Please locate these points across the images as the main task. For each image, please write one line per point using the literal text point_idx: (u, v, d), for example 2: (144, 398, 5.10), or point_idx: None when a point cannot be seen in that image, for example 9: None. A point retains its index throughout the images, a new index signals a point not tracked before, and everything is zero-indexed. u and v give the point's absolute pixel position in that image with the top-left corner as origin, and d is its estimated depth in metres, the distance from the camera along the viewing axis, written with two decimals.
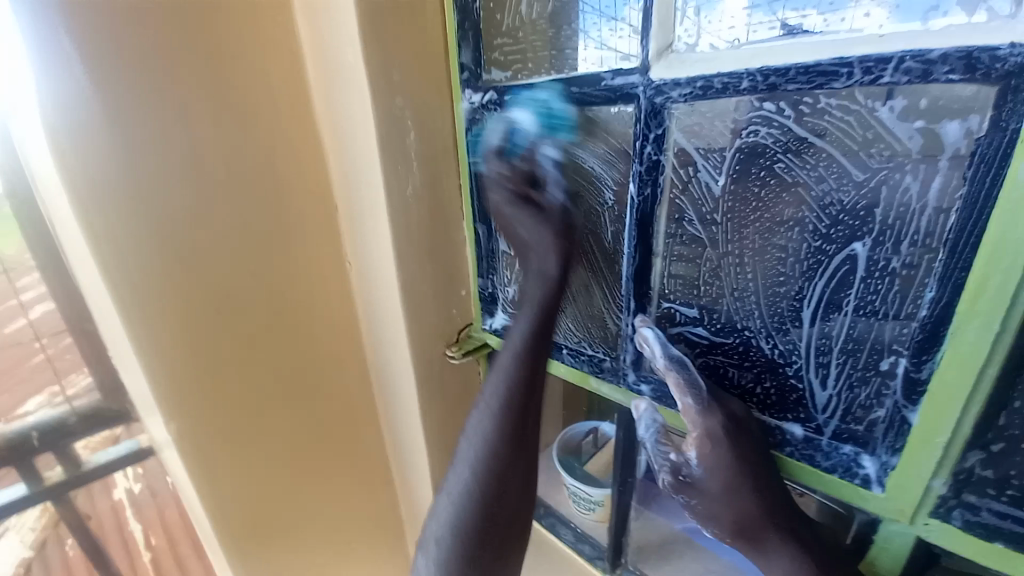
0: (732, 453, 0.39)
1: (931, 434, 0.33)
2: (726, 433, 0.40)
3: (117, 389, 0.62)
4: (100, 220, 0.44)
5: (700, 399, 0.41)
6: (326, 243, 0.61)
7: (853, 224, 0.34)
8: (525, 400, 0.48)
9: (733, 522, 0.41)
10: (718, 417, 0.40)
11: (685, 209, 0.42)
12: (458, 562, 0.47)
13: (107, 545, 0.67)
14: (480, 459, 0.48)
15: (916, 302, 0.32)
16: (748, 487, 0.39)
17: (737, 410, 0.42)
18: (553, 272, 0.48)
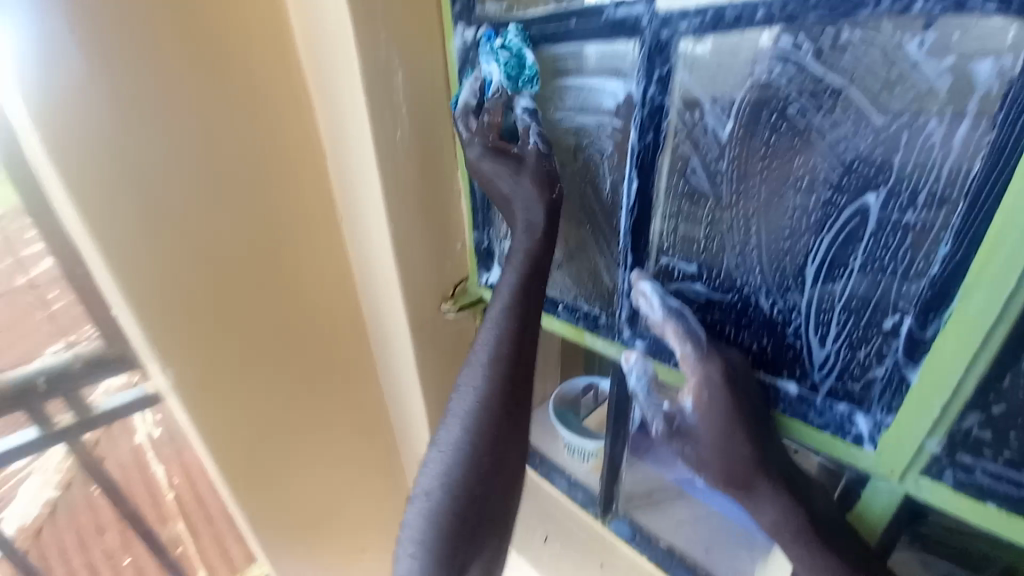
0: (729, 401, 0.39)
1: (929, 394, 0.32)
2: (725, 381, 0.39)
3: (118, 336, 0.64)
4: (81, 169, 0.42)
5: (698, 346, 0.41)
6: (316, 194, 0.59)
7: (867, 174, 0.32)
8: (514, 357, 0.47)
9: (725, 470, 0.41)
10: (717, 365, 0.39)
11: (689, 158, 0.40)
12: (450, 520, 0.45)
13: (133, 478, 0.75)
14: (473, 412, 0.47)
15: (928, 258, 0.31)
16: (743, 436, 0.39)
17: (736, 359, 0.41)
18: (540, 226, 0.47)
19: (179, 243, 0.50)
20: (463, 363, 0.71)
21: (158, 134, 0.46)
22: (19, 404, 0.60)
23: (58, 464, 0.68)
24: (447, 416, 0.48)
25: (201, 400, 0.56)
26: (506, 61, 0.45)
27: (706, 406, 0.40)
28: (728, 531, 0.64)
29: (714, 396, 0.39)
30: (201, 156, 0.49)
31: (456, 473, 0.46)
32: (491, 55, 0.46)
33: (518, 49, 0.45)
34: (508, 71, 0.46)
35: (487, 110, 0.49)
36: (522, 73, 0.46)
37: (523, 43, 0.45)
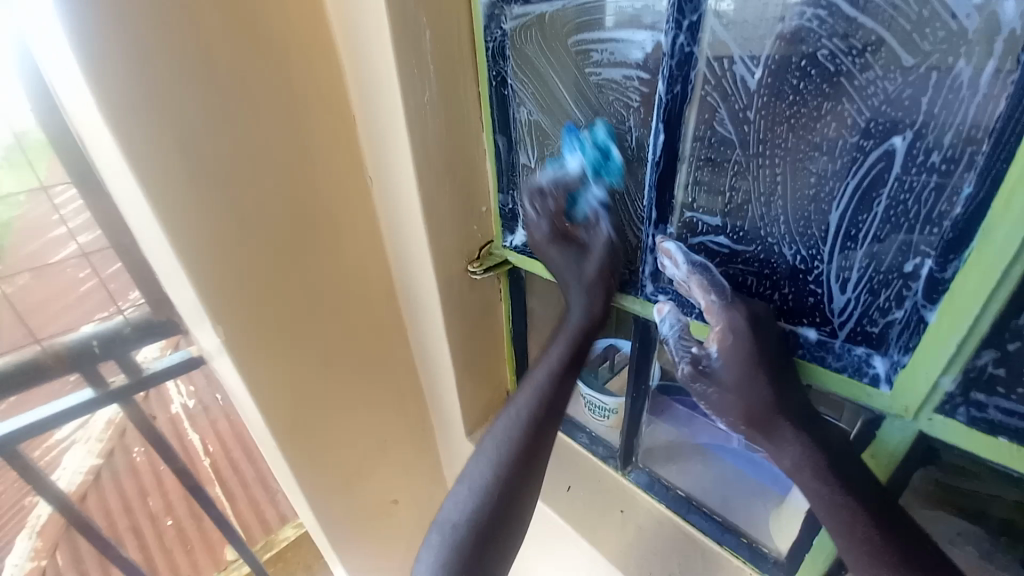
0: (754, 345, 0.41)
1: (947, 332, 0.33)
2: (749, 328, 0.41)
3: (163, 302, 0.68)
4: (137, 134, 0.43)
5: (723, 295, 0.42)
6: (348, 158, 0.61)
7: (895, 117, 0.33)
8: (564, 378, 0.55)
9: (745, 411, 0.43)
10: (740, 313, 0.42)
11: (717, 108, 0.40)
12: (492, 504, 0.50)
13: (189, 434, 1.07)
14: (524, 414, 0.54)
15: (951, 200, 0.31)
16: (765, 378, 0.41)
17: (759, 308, 0.42)
18: (597, 314, 0.54)
19: (217, 206, 0.51)
20: (488, 326, 0.74)
21: (199, 96, 0.47)
22: (75, 366, 0.64)
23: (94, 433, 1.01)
24: (502, 415, 0.55)
25: (250, 359, 0.60)
26: (590, 154, 0.52)
27: (730, 351, 0.42)
28: (743, 483, 0.67)
29: (739, 340, 0.41)
30: (238, 122, 0.50)
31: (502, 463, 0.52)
32: (577, 146, 0.53)
33: (606, 145, 0.50)
34: (592, 164, 0.52)
35: (553, 192, 0.55)
36: (603, 166, 0.52)
37: (609, 138, 0.50)
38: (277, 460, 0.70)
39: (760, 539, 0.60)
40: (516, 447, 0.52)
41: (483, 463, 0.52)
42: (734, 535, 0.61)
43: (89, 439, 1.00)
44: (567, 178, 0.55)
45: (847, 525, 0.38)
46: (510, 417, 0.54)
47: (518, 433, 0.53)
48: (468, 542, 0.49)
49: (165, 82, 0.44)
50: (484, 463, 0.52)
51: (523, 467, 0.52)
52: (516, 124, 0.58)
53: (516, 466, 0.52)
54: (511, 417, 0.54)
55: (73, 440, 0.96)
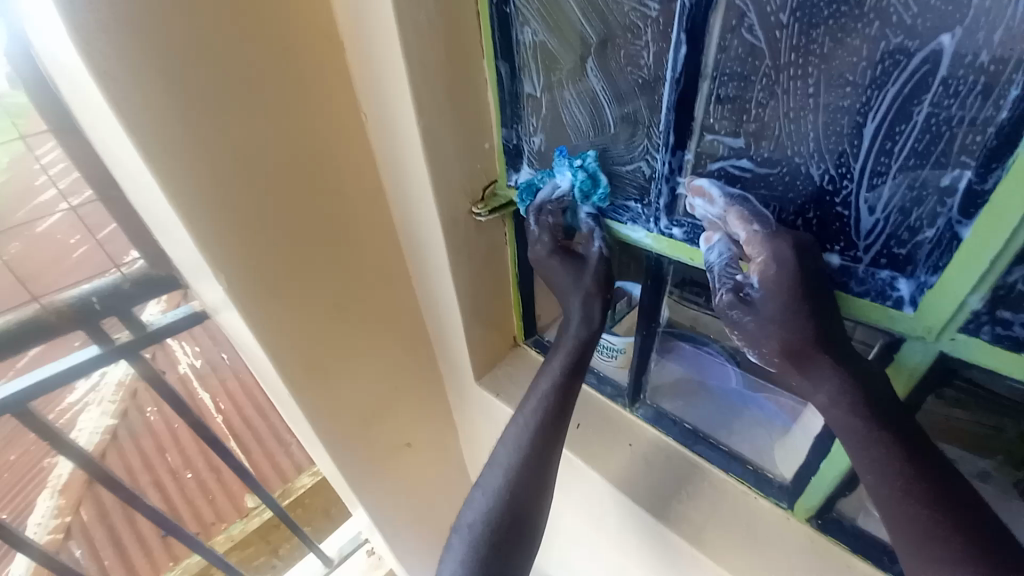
0: (802, 275, 0.39)
1: (982, 247, 0.32)
2: (795, 258, 0.39)
3: (159, 256, 0.67)
4: (116, 68, 0.40)
5: (766, 224, 0.41)
6: (338, 92, 0.57)
7: (946, 10, 0.30)
8: (566, 387, 0.57)
9: (784, 343, 0.41)
10: (785, 242, 0.40)
11: (745, 11, 0.37)
12: (502, 506, 0.54)
13: (196, 404, 1.11)
14: (531, 422, 0.56)
15: (998, 104, 0.29)
16: (807, 309, 0.40)
17: (807, 239, 0.40)
18: (598, 320, 0.59)
19: (207, 145, 0.48)
20: (494, 271, 0.73)
21: (171, 17, 0.42)
22: (79, 324, 0.63)
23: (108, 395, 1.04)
24: (512, 421, 0.58)
25: (255, 308, 0.59)
26: (577, 177, 0.55)
27: (775, 282, 0.40)
28: (748, 415, 0.69)
29: (787, 271, 0.39)
30: (221, 50, 0.46)
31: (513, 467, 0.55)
32: (569, 168, 0.55)
33: (594, 171, 0.54)
34: (580, 185, 0.55)
35: (548, 213, 0.58)
36: (590, 189, 0.55)
37: (597, 163, 0.54)
38: (292, 408, 0.71)
39: (765, 466, 0.62)
40: (523, 462, 0.55)
41: (498, 472, 0.56)
42: (740, 463, 0.63)
43: (103, 401, 1.03)
44: (560, 199, 0.57)
45: (886, 460, 0.38)
46: (518, 428, 0.57)
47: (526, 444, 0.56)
48: (487, 540, 0.53)
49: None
50: (498, 467, 0.56)
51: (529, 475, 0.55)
52: (519, 48, 0.53)
53: (524, 474, 0.55)
54: (519, 430, 0.57)
55: (87, 402, 0.99)
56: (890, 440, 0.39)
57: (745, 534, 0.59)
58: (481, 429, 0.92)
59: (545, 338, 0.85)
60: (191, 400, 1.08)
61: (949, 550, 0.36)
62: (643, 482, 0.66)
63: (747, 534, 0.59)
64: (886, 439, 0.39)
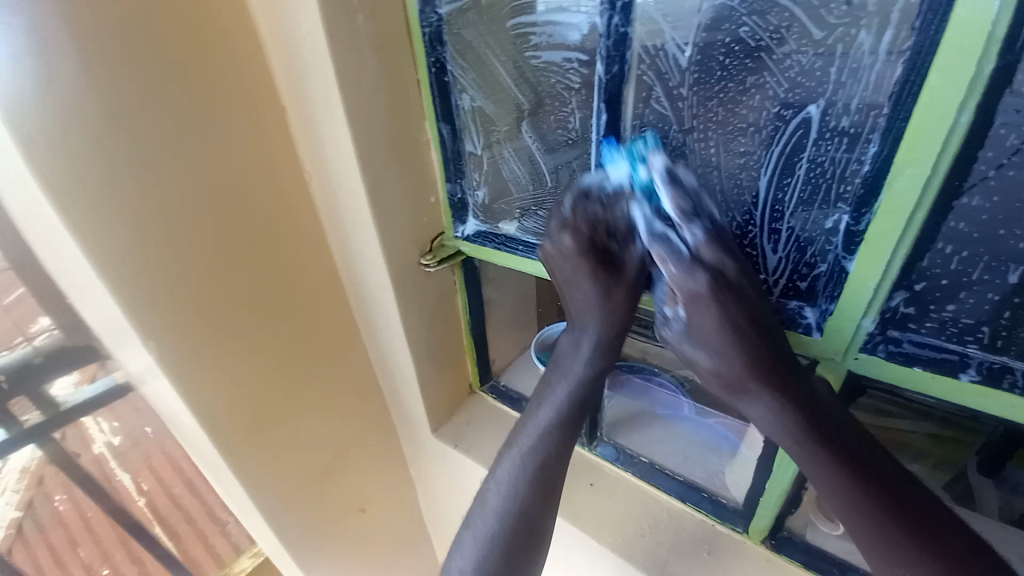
0: (716, 308, 0.39)
1: (865, 277, 0.37)
2: (711, 292, 0.39)
3: (77, 325, 0.62)
4: (41, 138, 0.39)
5: (680, 262, 0.40)
6: (282, 152, 0.58)
7: (810, 86, 0.37)
8: (573, 416, 0.51)
9: (713, 371, 0.42)
10: (703, 277, 0.39)
11: (652, 85, 0.43)
12: (498, 550, 0.49)
13: (120, 487, 1.00)
14: (531, 453, 0.51)
15: (861, 158, 0.35)
16: (732, 340, 0.40)
17: (729, 269, 0.39)
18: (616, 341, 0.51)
19: (143, 208, 0.47)
20: (446, 318, 0.73)
21: (110, 89, 0.42)
22: None
23: (15, 484, 0.87)
24: (508, 451, 0.53)
25: (190, 374, 0.55)
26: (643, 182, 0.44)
27: (692, 314, 0.41)
28: (699, 440, 0.72)
29: (703, 307, 0.40)
30: (159, 119, 0.46)
31: (512, 499, 0.50)
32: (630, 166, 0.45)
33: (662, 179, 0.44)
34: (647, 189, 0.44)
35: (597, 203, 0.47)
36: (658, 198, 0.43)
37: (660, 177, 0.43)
38: (230, 480, 0.65)
39: (719, 492, 0.64)
40: (525, 484, 0.50)
41: (501, 489, 0.51)
42: (696, 492, 0.65)
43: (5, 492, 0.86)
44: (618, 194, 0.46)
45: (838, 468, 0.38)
46: (514, 462, 0.51)
47: (533, 462, 0.50)
48: None
49: (83, 68, 0.40)
50: (492, 503, 0.51)
51: (525, 510, 0.50)
52: (459, 111, 0.57)
53: (526, 505, 0.50)
54: (515, 462, 0.51)
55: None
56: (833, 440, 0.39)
57: (706, 563, 0.60)
58: (440, 483, 0.88)
59: (501, 382, 0.85)
60: (110, 483, 0.96)
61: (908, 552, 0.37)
62: (607, 521, 0.66)
63: (709, 562, 0.60)
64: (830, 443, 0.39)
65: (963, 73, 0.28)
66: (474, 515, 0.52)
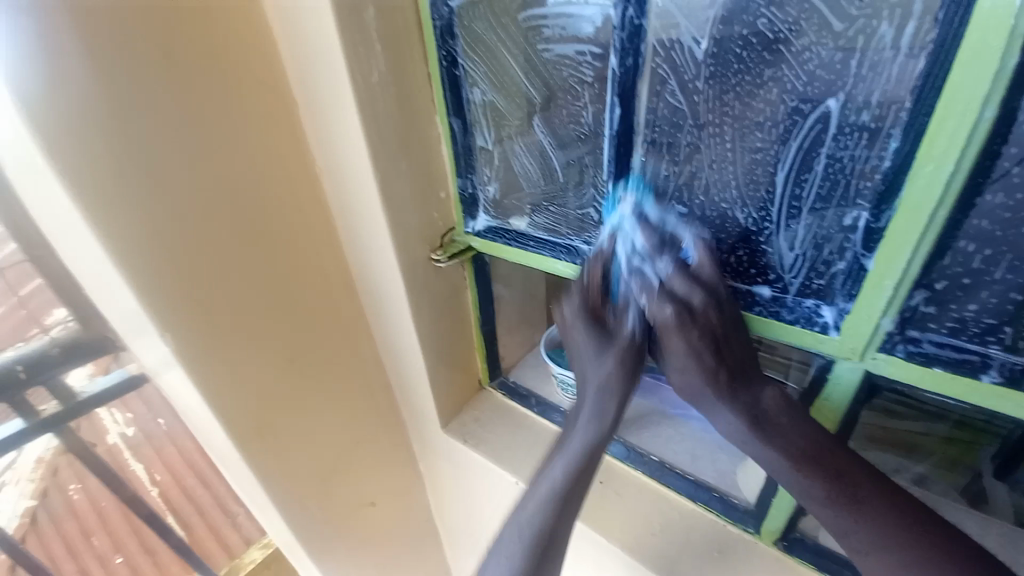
0: (682, 339, 0.44)
1: (884, 274, 0.36)
2: (677, 321, 0.44)
3: (94, 317, 0.64)
4: (61, 136, 0.40)
5: (651, 297, 0.46)
6: (293, 148, 0.58)
7: (829, 79, 0.36)
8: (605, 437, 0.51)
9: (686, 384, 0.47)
10: (668, 310, 0.44)
11: (667, 78, 0.43)
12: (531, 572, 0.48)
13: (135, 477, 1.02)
14: (564, 475, 0.50)
15: (881, 154, 0.34)
16: (700, 361, 0.44)
17: (695, 301, 0.43)
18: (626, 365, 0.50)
19: (157, 203, 0.47)
20: (455, 314, 0.73)
21: (125, 86, 0.43)
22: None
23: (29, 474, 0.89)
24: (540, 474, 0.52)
25: (203, 367, 0.56)
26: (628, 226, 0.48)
27: (664, 342, 0.46)
28: (709, 439, 0.72)
29: (671, 337, 0.45)
30: (174, 116, 0.47)
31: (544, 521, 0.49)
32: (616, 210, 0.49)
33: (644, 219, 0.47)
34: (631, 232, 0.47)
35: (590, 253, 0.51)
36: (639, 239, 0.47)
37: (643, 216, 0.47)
38: (242, 471, 0.66)
39: (728, 491, 0.64)
40: (557, 506, 0.49)
41: (534, 510, 0.50)
42: (706, 491, 0.65)
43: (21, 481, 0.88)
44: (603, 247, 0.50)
45: (823, 489, 0.42)
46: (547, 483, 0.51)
47: (565, 482, 0.50)
48: None
49: (99, 65, 0.41)
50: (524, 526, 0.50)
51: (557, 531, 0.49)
52: (470, 106, 0.57)
53: (558, 525, 0.49)
54: (547, 485, 0.51)
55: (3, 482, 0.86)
56: (817, 467, 0.42)
57: (716, 563, 0.59)
58: (448, 478, 0.89)
59: (510, 379, 0.85)
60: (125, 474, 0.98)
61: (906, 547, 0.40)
62: (615, 518, 0.66)
63: (718, 561, 0.59)
64: (815, 467, 0.42)
65: (986, 66, 0.27)
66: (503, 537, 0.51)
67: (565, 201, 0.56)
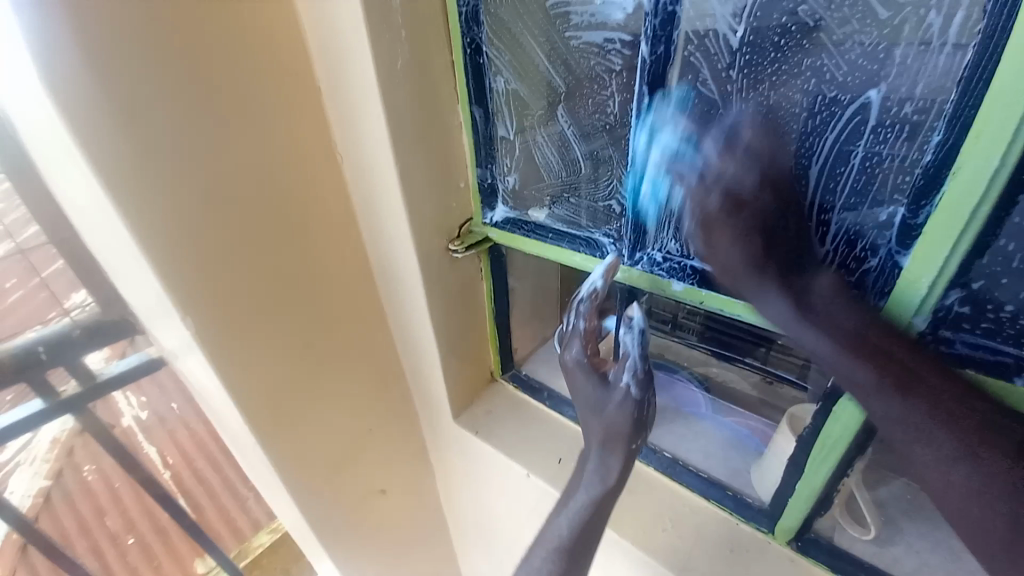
0: (728, 236, 0.43)
1: (921, 272, 0.35)
2: (721, 215, 0.43)
3: (114, 299, 0.64)
4: (88, 117, 0.40)
5: (692, 190, 0.44)
6: (314, 134, 0.58)
7: (871, 70, 0.35)
8: (625, 468, 0.53)
9: (726, 277, 0.44)
10: (715, 196, 0.43)
11: (699, 68, 0.42)
12: None
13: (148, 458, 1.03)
14: (581, 510, 0.53)
15: (923, 148, 0.33)
16: (751, 253, 0.42)
17: (745, 189, 0.41)
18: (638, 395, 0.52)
19: (181, 186, 0.48)
20: (470, 305, 0.73)
21: (151, 67, 0.43)
22: (23, 376, 0.59)
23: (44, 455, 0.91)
24: (561, 509, 0.56)
25: (221, 351, 0.56)
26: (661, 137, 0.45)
27: (711, 240, 0.44)
28: (722, 439, 0.71)
29: (716, 233, 0.43)
30: (194, 99, 0.46)
31: (562, 552, 0.53)
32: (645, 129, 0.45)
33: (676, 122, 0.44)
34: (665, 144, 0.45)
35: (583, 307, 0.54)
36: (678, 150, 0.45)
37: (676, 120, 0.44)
38: (256, 456, 0.67)
39: (743, 489, 0.63)
40: (574, 535, 0.53)
41: (552, 542, 0.54)
42: (720, 489, 0.64)
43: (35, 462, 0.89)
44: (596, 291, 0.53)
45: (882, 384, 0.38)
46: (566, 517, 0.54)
47: (581, 516, 0.53)
48: None
49: (129, 45, 0.41)
50: (546, 554, 0.54)
51: (573, 560, 0.53)
52: (493, 95, 0.56)
53: (575, 556, 0.53)
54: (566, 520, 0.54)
55: (17, 461, 0.86)
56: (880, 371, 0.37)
57: (728, 560, 0.59)
58: (458, 468, 0.89)
59: (522, 372, 0.85)
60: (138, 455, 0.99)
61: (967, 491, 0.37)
62: (626, 514, 0.66)
63: (731, 559, 0.59)
64: (872, 365, 0.38)
65: None
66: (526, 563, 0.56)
67: (588, 192, 0.55)
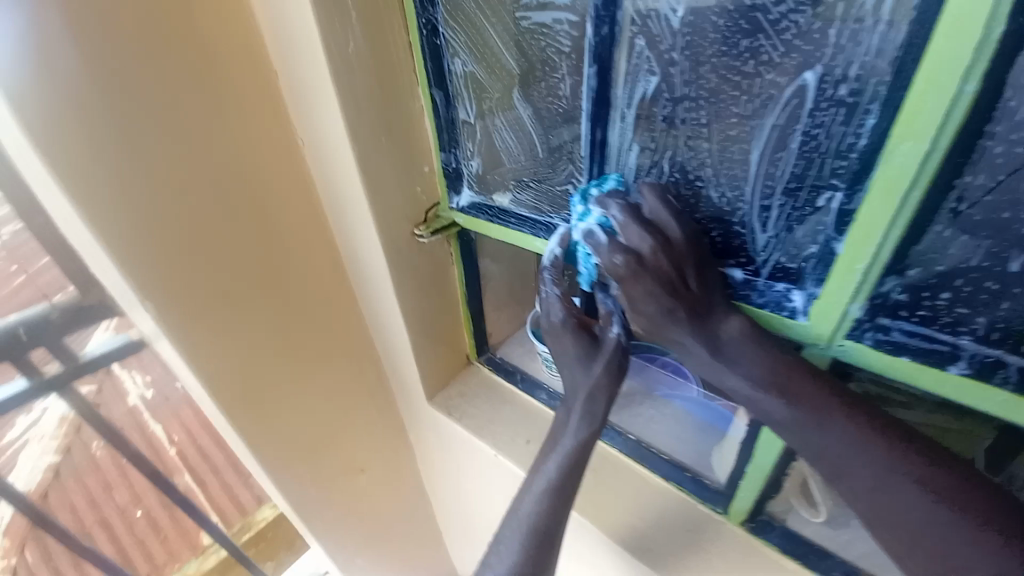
0: (637, 290, 0.41)
1: (854, 260, 0.35)
2: (630, 273, 0.41)
3: (91, 283, 0.65)
4: (32, 105, 0.40)
5: (602, 252, 0.43)
6: (273, 119, 0.57)
7: (808, 50, 0.34)
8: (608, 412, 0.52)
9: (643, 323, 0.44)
10: (621, 256, 0.41)
11: (644, 49, 0.41)
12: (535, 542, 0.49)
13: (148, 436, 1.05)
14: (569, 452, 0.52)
15: (859, 130, 0.32)
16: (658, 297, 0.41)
17: (646, 252, 0.41)
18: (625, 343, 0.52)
19: (137, 173, 0.48)
20: (439, 291, 0.73)
21: (99, 54, 0.42)
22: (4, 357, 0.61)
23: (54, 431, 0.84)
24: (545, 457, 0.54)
25: (187, 337, 0.57)
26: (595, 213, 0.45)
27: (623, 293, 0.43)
28: (691, 421, 0.72)
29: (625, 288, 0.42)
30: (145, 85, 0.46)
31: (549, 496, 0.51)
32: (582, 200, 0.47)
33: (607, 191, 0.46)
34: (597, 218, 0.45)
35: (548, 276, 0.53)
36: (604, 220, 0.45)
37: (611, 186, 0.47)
38: (232, 438, 0.68)
39: (703, 471, 0.64)
40: (562, 478, 0.51)
41: (541, 487, 0.52)
42: (680, 471, 0.65)
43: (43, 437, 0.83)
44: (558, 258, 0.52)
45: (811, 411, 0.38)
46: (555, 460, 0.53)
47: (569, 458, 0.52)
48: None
49: (72, 31, 0.40)
50: (536, 497, 0.51)
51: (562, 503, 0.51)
52: (451, 77, 0.55)
53: (563, 499, 0.51)
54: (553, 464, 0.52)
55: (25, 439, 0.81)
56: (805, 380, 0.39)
57: (684, 543, 0.60)
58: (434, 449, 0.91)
59: (497, 355, 0.86)
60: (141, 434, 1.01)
61: (903, 483, 0.35)
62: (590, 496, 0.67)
63: (689, 542, 0.60)
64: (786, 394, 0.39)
65: (968, 41, 0.26)
66: (514, 513, 0.52)
67: (546, 177, 0.55)
